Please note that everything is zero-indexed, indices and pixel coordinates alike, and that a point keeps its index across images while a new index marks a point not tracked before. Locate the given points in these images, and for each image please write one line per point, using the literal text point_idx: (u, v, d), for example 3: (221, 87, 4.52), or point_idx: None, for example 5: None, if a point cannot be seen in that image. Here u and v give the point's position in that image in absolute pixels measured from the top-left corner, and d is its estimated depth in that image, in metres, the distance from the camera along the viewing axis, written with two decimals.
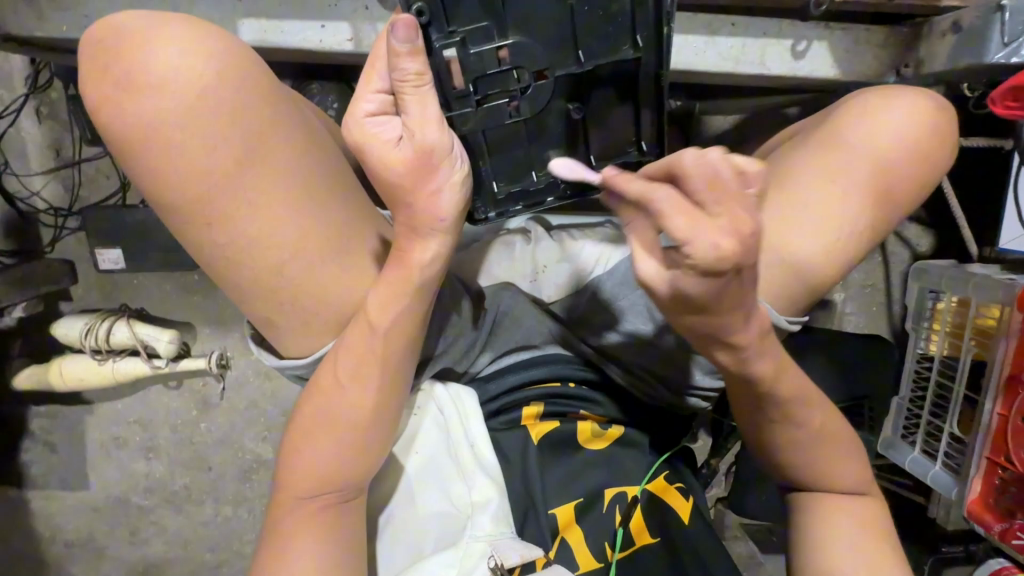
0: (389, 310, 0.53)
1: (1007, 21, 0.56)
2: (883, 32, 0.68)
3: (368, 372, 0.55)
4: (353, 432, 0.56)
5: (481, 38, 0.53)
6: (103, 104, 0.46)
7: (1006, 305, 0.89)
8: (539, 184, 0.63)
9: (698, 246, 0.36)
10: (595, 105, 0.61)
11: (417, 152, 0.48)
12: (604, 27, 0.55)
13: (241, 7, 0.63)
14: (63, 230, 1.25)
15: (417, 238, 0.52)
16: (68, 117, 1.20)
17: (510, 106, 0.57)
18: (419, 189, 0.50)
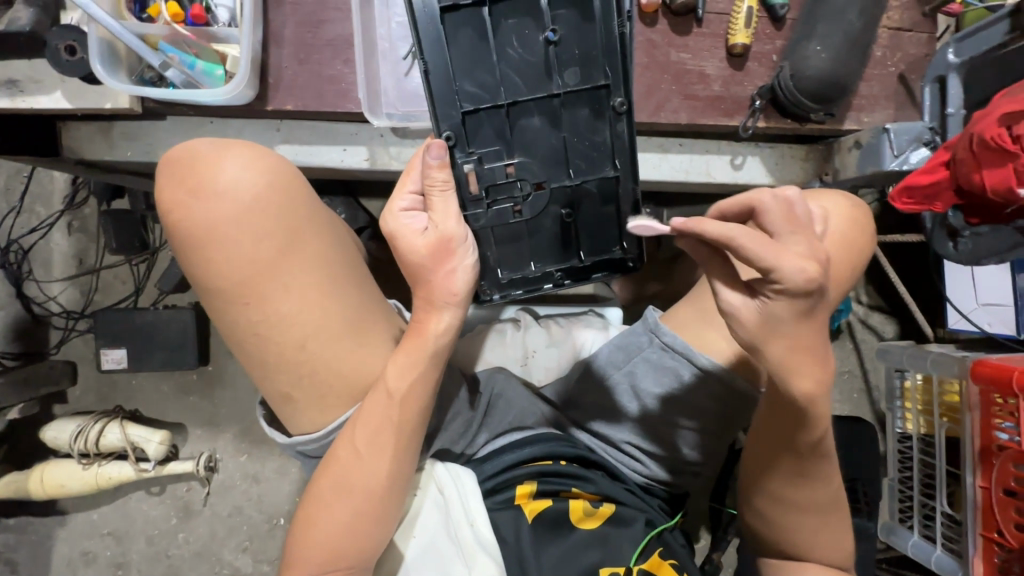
0: (405, 377, 0.58)
1: (893, 140, 0.71)
2: (803, 149, 0.83)
3: (381, 440, 0.58)
4: (366, 505, 0.58)
5: (494, 157, 0.63)
6: (174, 206, 0.56)
7: (963, 381, 0.95)
8: (537, 274, 0.68)
9: (785, 274, 0.43)
10: (587, 214, 0.67)
11: (438, 239, 0.57)
12: (590, 155, 0.64)
13: (279, 134, 0.75)
14: (72, 332, 1.31)
15: (434, 311, 0.59)
16: (96, 230, 1.31)
17: (513, 210, 0.65)
18: (440, 268, 0.57)
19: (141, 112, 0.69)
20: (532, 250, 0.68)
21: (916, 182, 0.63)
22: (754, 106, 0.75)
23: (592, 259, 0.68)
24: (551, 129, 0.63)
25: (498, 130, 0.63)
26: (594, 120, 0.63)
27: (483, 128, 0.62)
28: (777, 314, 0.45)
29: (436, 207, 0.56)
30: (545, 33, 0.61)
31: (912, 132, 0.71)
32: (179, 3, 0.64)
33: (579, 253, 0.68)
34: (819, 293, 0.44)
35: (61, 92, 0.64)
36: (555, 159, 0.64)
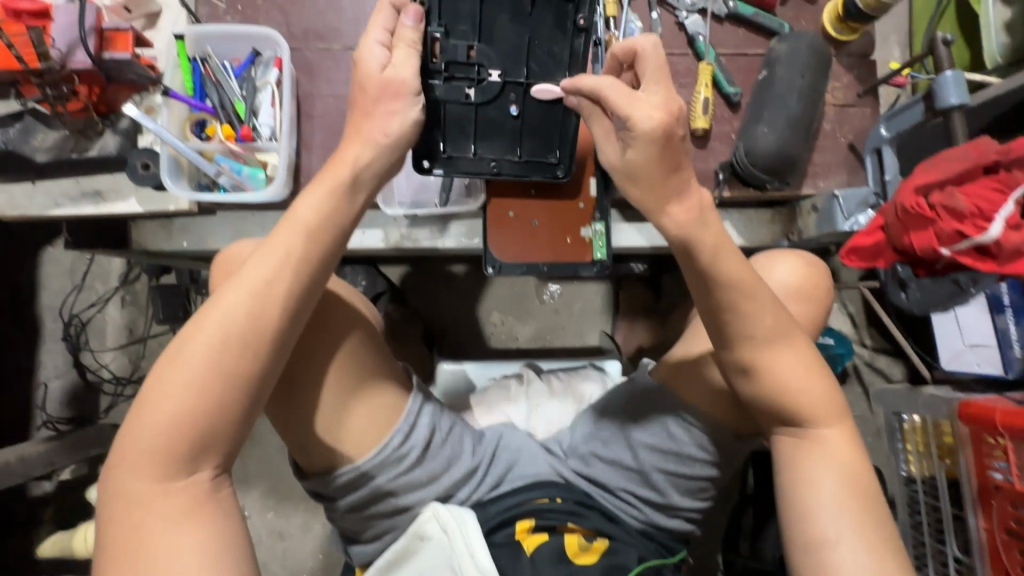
0: (316, 213, 0.59)
1: (843, 204, 0.80)
2: (769, 213, 0.92)
3: (276, 289, 0.57)
4: (238, 353, 0.55)
5: (460, 36, 0.73)
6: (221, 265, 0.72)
7: (954, 421, 0.98)
8: (475, 156, 0.79)
9: (637, 116, 0.57)
10: (533, 124, 0.80)
11: (388, 83, 0.64)
12: (545, 60, 0.76)
13: (307, 221, 0.87)
14: (120, 397, 1.43)
15: (362, 146, 0.63)
16: (146, 303, 1.46)
17: (467, 88, 0.76)
18: (380, 104, 0.64)
19: (196, 211, 0.83)
20: (479, 134, 0.79)
21: None
22: (719, 178, 0.85)
23: (530, 156, 0.81)
24: (514, 25, 0.74)
25: (468, 15, 0.73)
26: (558, 29, 0.75)
27: (459, 16, 0.73)
28: (633, 159, 0.58)
29: (398, 54, 0.65)
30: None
31: (859, 197, 0.80)
32: (230, 125, 0.78)
33: (518, 150, 0.80)
34: (666, 139, 0.57)
35: (136, 198, 0.78)
36: (515, 55, 0.75)
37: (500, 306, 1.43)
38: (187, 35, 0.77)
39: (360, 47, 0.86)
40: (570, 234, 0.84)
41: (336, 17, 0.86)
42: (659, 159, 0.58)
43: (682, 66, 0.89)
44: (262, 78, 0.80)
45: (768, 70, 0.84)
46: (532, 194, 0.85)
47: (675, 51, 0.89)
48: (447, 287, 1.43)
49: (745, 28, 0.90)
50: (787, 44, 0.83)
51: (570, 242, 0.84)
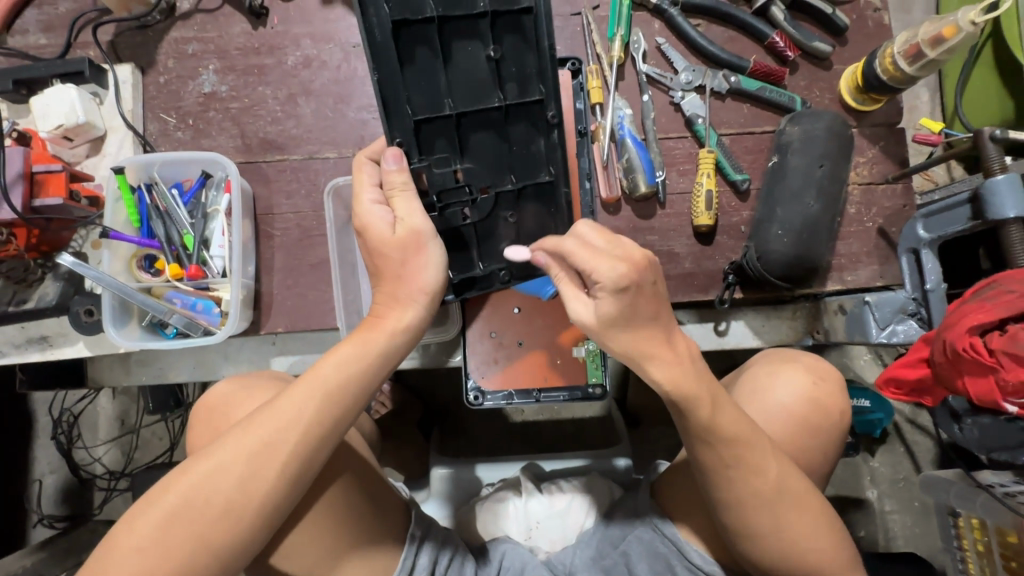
0: (338, 370, 0.54)
1: (876, 312, 0.68)
2: (789, 307, 0.81)
3: (276, 450, 0.50)
4: (220, 514, 0.49)
5: (442, 164, 0.63)
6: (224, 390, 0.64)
7: (1019, 531, 0.85)
8: (484, 274, 0.68)
9: (600, 272, 0.46)
10: (531, 220, 0.68)
11: (405, 232, 0.58)
12: (528, 157, 0.66)
13: (275, 346, 0.80)
14: (114, 491, 1.39)
15: (397, 306, 0.58)
16: (137, 392, 1.41)
17: (462, 213, 0.65)
18: (407, 261, 0.58)
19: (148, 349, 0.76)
20: (482, 251, 0.68)
21: (901, 374, 0.60)
22: (727, 280, 0.75)
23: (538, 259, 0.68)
24: (491, 133, 0.64)
25: (447, 137, 0.64)
26: (533, 130, 0.65)
27: (434, 136, 0.63)
28: (606, 311, 0.48)
29: (397, 205, 0.59)
30: (487, 51, 0.62)
31: (894, 302, 0.69)
32: (178, 261, 0.72)
33: (523, 254, 0.68)
34: (637, 288, 0.47)
35: (83, 342, 0.72)
36: (497, 164, 0.65)
37: None
38: (127, 166, 0.71)
39: (321, 154, 0.78)
40: (560, 355, 0.75)
41: (295, 124, 0.79)
42: (633, 310, 0.48)
43: (680, 151, 0.79)
44: (213, 204, 0.74)
45: (779, 157, 0.74)
46: (516, 314, 0.76)
47: (672, 135, 0.79)
48: None
49: (750, 103, 0.80)
50: (800, 127, 0.73)
51: (561, 363, 0.75)
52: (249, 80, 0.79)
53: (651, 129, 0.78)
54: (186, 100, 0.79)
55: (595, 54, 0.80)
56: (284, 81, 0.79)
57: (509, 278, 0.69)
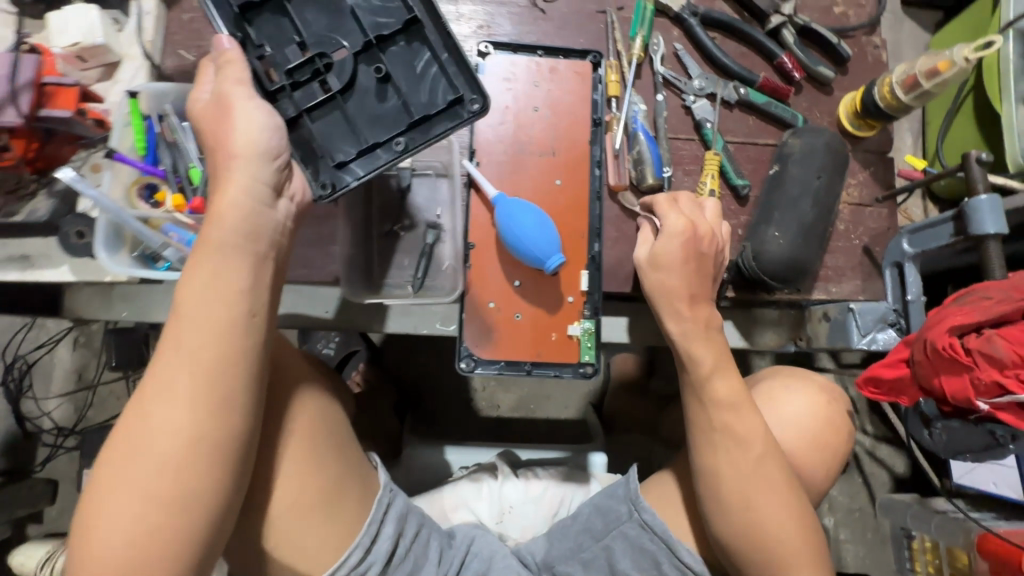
0: (232, 266, 0.49)
1: (858, 319, 0.72)
2: (775, 313, 0.84)
3: (174, 385, 0.46)
4: (157, 466, 0.45)
5: (287, 44, 0.62)
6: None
7: (972, 551, 0.88)
8: (368, 145, 0.62)
9: (669, 216, 0.65)
10: (404, 77, 0.63)
11: (221, 102, 0.53)
12: (373, 12, 0.63)
13: None
14: (60, 448, 1.31)
15: (233, 175, 0.51)
16: (100, 346, 1.34)
17: (321, 87, 0.62)
18: (223, 127, 0.52)
19: (136, 281, 0.73)
20: (359, 121, 0.62)
21: (881, 373, 0.63)
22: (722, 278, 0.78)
23: (425, 110, 0.63)
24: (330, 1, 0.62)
25: (283, 23, 0.62)
26: None
27: (266, 22, 0.62)
28: (670, 251, 0.64)
29: (219, 77, 0.53)
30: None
31: (875, 312, 0.73)
32: (181, 193, 0.70)
33: (408, 112, 0.63)
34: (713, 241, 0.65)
35: (68, 266, 0.69)
36: (348, 28, 0.63)
37: None
38: (142, 92, 0.70)
39: None
40: (555, 330, 0.76)
41: None
42: (698, 278, 0.64)
43: (688, 152, 0.83)
44: None
45: (779, 167, 0.78)
46: (516, 287, 0.76)
47: (681, 136, 0.83)
48: (427, 349, 1.33)
49: (756, 116, 0.84)
50: (802, 140, 0.77)
51: (556, 339, 0.76)
52: None
53: (663, 127, 0.81)
54: (208, 41, 0.78)
55: (616, 51, 0.84)
56: None
57: (404, 143, 0.63)
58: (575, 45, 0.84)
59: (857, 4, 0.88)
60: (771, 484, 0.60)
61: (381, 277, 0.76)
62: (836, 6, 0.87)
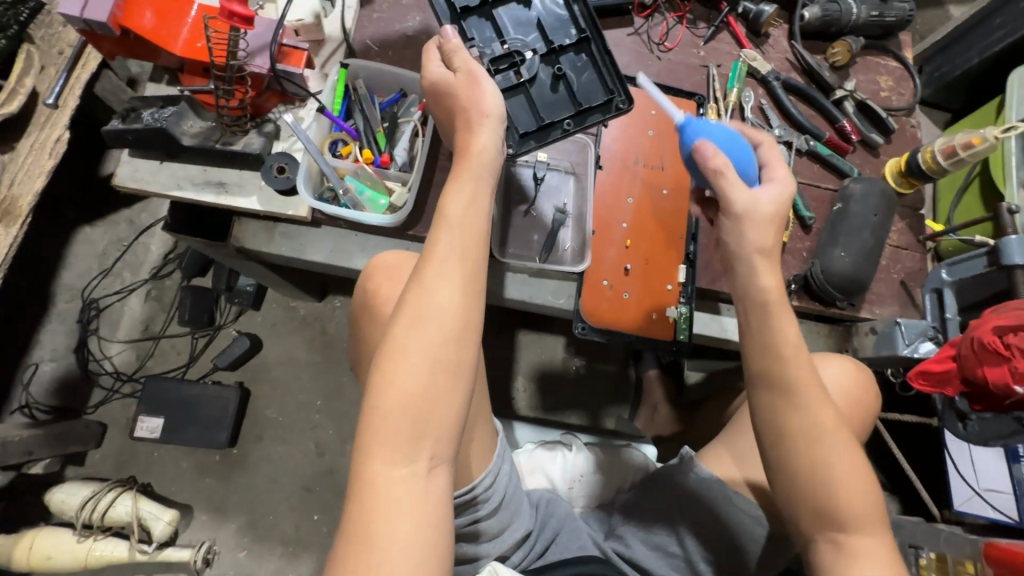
0: (467, 191, 0.60)
1: (904, 330, 0.87)
2: (826, 327, 0.99)
3: (449, 271, 0.56)
4: (442, 338, 0.53)
5: (489, 41, 0.78)
6: (375, 284, 0.73)
7: (976, 561, 1.01)
8: (545, 124, 0.78)
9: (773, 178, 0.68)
10: (574, 75, 0.79)
11: (460, 76, 0.67)
12: (555, 24, 0.79)
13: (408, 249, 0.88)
14: (115, 393, 1.36)
15: (475, 131, 0.65)
16: (172, 301, 1.41)
17: (513, 73, 0.78)
18: (469, 95, 0.67)
19: (307, 221, 0.83)
20: (535, 105, 0.79)
21: (931, 367, 0.79)
22: (791, 288, 0.93)
23: (586, 103, 0.79)
24: (524, 9, 0.79)
25: (487, 22, 0.79)
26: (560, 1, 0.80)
27: (472, 22, 0.78)
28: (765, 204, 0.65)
29: (455, 58, 0.68)
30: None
31: (919, 327, 0.88)
32: (369, 150, 0.84)
33: (574, 104, 0.79)
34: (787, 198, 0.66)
35: (257, 197, 0.80)
36: (534, 32, 0.79)
37: (528, 370, 1.44)
38: (351, 65, 0.84)
39: None
40: (656, 311, 0.89)
41: None
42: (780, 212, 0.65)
43: None
44: (404, 116, 0.87)
45: (843, 204, 0.96)
46: (627, 271, 0.91)
47: None
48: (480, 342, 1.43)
49: (820, 164, 1.02)
50: (862, 185, 0.95)
51: (656, 318, 0.89)
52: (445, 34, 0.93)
53: None
54: (391, 35, 0.91)
55: (715, 96, 1.02)
56: None
57: (571, 125, 0.78)
58: (681, 86, 1.03)
59: (899, 91, 1.10)
60: (842, 435, 0.60)
61: (513, 246, 0.89)
62: (883, 91, 1.09)
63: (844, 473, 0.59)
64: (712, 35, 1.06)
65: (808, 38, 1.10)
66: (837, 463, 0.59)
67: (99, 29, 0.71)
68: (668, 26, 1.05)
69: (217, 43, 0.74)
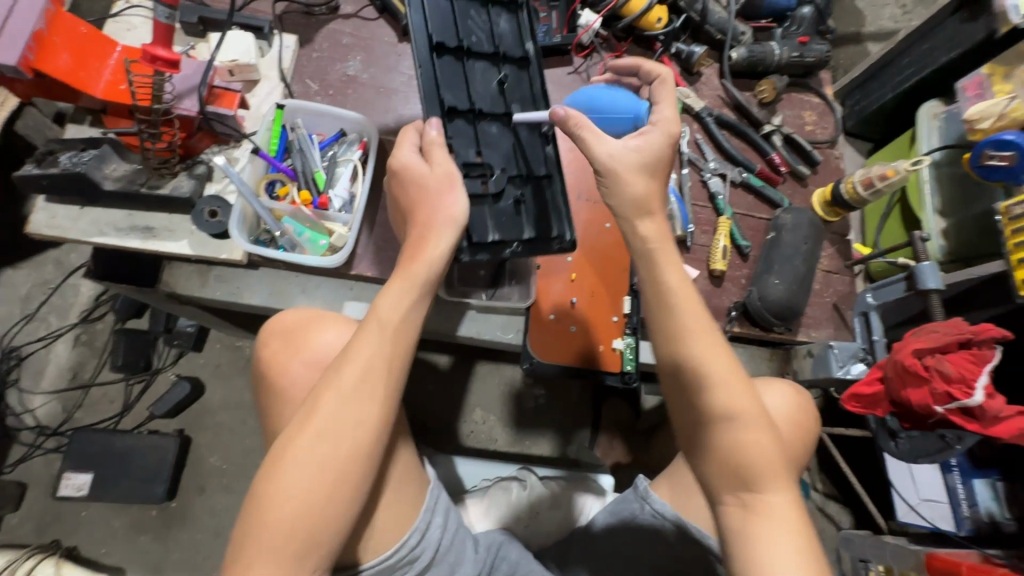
0: (400, 307, 0.61)
1: (836, 354, 0.91)
2: (767, 351, 1.03)
3: (371, 382, 0.58)
4: (343, 455, 0.55)
5: (465, 143, 0.74)
6: (268, 349, 0.70)
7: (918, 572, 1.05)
8: (495, 243, 0.74)
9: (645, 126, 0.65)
10: (535, 202, 0.76)
11: (437, 174, 0.66)
12: (534, 152, 0.77)
13: (351, 291, 0.86)
14: (37, 449, 1.26)
15: (431, 235, 0.64)
16: (104, 346, 1.33)
17: (481, 182, 0.74)
18: (440, 193, 0.65)
19: (244, 263, 0.80)
20: (491, 220, 0.74)
21: (861, 390, 0.82)
22: (731, 315, 0.97)
23: (535, 237, 0.75)
24: (508, 129, 0.76)
25: (467, 129, 0.74)
26: (545, 138, 0.77)
27: (456, 121, 0.74)
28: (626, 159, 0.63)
29: (434, 153, 0.67)
30: (498, 73, 0.77)
31: (850, 350, 0.92)
32: (308, 191, 0.82)
33: (529, 231, 0.75)
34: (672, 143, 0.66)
35: (188, 241, 0.77)
36: (512, 152, 0.76)
37: (483, 403, 1.41)
38: (287, 106, 0.83)
39: None
40: (603, 343, 0.91)
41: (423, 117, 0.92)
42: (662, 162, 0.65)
43: (704, 216, 1.04)
44: (344, 155, 0.86)
45: (775, 233, 1.00)
46: (573, 305, 0.91)
47: (700, 204, 1.05)
48: (433, 375, 1.41)
49: (754, 196, 1.07)
50: (791, 215, 1.00)
51: (603, 350, 0.91)
52: (384, 71, 0.93)
53: (687, 192, 1.03)
54: (330, 75, 0.91)
55: None
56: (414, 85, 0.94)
57: (518, 252, 0.74)
58: None
59: (822, 125, 1.17)
60: (742, 383, 0.59)
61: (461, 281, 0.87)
62: (807, 125, 1.17)
63: (744, 438, 0.57)
64: None
65: (737, 76, 1.16)
66: (744, 425, 0.58)
67: (9, 73, 0.67)
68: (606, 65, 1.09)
69: (140, 87, 0.71)
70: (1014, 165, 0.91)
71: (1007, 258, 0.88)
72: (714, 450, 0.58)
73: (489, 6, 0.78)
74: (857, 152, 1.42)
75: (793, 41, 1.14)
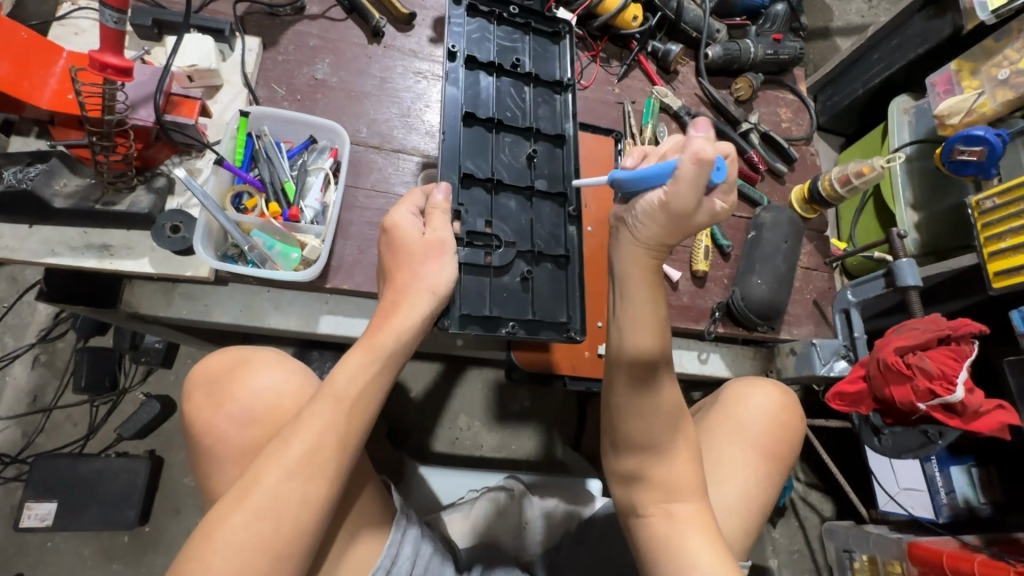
0: (360, 378, 0.58)
1: (818, 351, 0.91)
2: (751, 349, 1.03)
3: (322, 459, 0.54)
4: (279, 528, 0.51)
5: (477, 215, 0.79)
6: (192, 407, 0.63)
7: (902, 561, 1.07)
8: (495, 316, 0.76)
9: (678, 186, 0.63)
10: (542, 282, 0.81)
11: (427, 242, 0.68)
12: (548, 237, 0.83)
13: (326, 305, 0.83)
14: None
15: (406, 301, 0.64)
16: (66, 366, 1.26)
17: (487, 255, 0.78)
18: (425, 261, 0.67)
19: (211, 280, 0.76)
20: (489, 294, 0.78)
21: (845, 388, 0.83)
22: (714, 316, 0.96)
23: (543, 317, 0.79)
24: (525, 208, 0.83)
25: (484, 204, 0.80)
26: (562, 221, 0.84)
27: (475, 190, 0.80)
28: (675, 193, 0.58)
29: (433, 219, 0.69)
30: (528, 150, 0.85)
31: (831, 347, 0.92)
32: (277, 203, 0.79)
33: (533, 310, 0.79)
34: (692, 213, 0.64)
35: (148, 259, 0.72)
36: (525, 231, 0.82)
37: (468, 409, 1.38)
38: (251, 113, 0.79)
39: (408, 152, 0.88)
40: (588, 349, 0.89)
41: (397, 121, 0.89)
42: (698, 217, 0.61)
43: None
44: (314, 163, 0.83)
45: (756, 232, 1.00)
46: None
47: None
48: (416, 382, 1.37)
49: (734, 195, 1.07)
50: (771, 213, 1.00)
51: (588, 356, 0.89)
52: (354, 74, 0.89)
53: None
54: (297, 79, 0.87)
55: (632, 131, 1.05)
56: (386, 88, 0.90)
57: (517, 329, 0.77)
58: (599, 123, 1.05)
59: (797, 122, 1.18)
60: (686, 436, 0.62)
61: None
62: (783, 122, 1.17)
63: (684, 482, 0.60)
64: (625, 73, 1.09)
65: (713, 74, 1.16)
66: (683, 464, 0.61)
67: None
68: (582, 65, 1.08)
69: (89, 97, 0.66)
70: (984, 160, 0.92)
71: (978, 251, 0.90)
72: (656, 493, 0.60)
73: (533, 85, 0.88)
74: (831, 147, 1.44)
75: (768, 39, 1.14)
